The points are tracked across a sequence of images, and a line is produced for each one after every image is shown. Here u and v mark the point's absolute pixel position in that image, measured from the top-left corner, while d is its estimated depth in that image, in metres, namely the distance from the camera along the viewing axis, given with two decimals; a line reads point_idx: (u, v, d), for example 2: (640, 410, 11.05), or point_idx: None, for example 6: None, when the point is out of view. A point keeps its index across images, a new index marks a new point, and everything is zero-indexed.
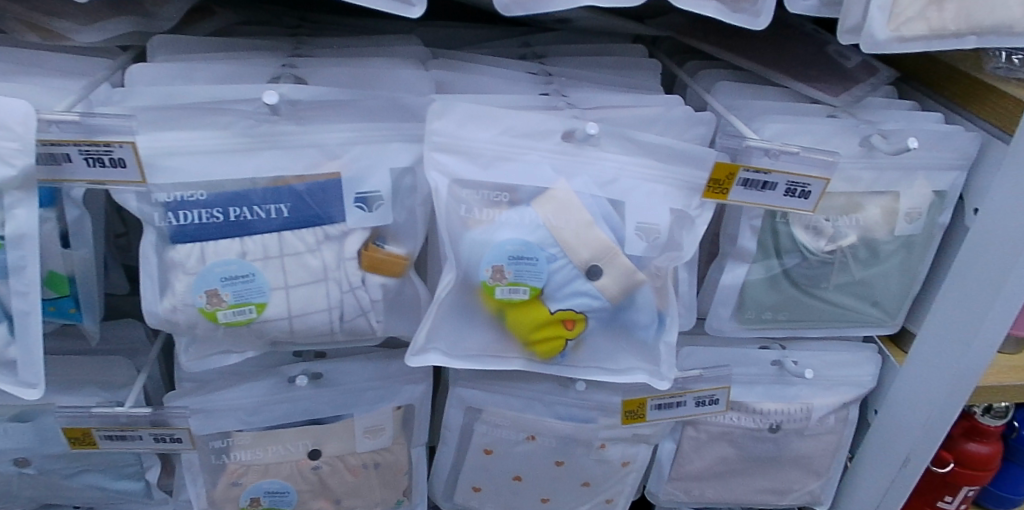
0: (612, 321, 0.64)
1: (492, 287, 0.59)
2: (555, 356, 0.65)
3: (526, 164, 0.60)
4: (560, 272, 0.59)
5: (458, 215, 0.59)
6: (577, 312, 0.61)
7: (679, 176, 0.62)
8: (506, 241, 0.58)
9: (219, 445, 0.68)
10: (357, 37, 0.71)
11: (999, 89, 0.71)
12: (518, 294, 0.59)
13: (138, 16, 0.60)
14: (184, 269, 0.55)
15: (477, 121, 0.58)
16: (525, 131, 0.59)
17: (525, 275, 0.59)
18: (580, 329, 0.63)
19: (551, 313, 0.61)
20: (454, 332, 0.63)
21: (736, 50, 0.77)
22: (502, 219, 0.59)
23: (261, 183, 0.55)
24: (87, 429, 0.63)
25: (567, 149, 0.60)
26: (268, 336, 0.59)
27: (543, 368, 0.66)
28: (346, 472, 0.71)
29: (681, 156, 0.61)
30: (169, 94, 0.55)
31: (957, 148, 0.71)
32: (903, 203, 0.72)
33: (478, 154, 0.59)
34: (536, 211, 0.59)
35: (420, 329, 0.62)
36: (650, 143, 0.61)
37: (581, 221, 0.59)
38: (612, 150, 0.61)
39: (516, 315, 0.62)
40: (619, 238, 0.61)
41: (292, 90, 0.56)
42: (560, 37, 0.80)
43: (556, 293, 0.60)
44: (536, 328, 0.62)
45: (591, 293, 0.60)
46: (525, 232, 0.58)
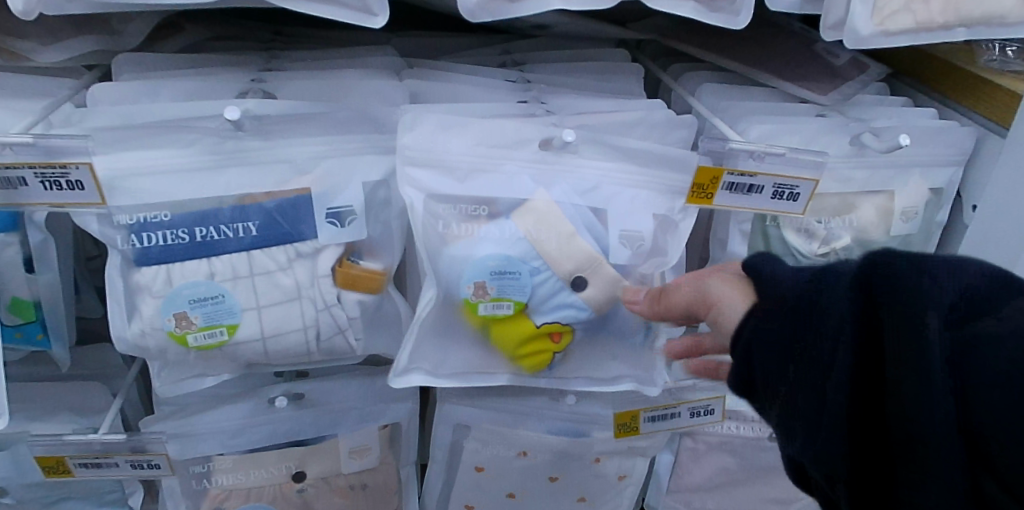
0: (602, 332, 0.62)
1: (475, 303, 0.57)
2: (542, 370, 0.62)
3: (504, 176, 0.58)
4: (544, 285, 0.58)
5: (437, 232, 0.57)
6: (563, 324, 0.59)
7: (663, 179, 0.60)
8: (487, 256, 0.56)
9: (201, 469, 0.66)
10: (331, 49, 0.71)
11: (992, 82, 0.69)
12: (502, 309, 0.58)
13: (104, 34, 0.61)
14: (151, 292, 0.54)
15: (451, 134, 0.57)
16: (501, 141, 0.58)
17: (509, 290, 0.57)
18: (568, 341, 0.61)
19: (537, 327, 0.59)
20: (437, 352, 0.61)
21: (720, 50, 0.76)
22: (483, 234, 0.57)
23: (228, 202, 0.54)
24: (62, 457, 0.61)
25: (545, 157, 0.58)
26: (243, 359, 0.57)
27: (531, 383, 0.64)
28: (334, 494, 0.69)
29: (664, 159, 0.59)
30: (130, 114, 0.55)
31: (953, 143, 0.69)
32: (898, 202, 0.69)
33: (454, 168, 0.57)
34: (517, 224, 0.57)
35: (402, 350, 0.60)
36: (629, 146, 0.59)
37: (564, 231, 0.57)
38: (591, 155, 0.59)
39: (500, 331, 0.59)
40: (602, 246, 0.59)
41: (258, 105, 0.55)
42: (541, 43, 0.79)
43: (540, 307, 0.58)
44: (522, 343, 0.59)
45: (577, 305, 0.59)
46: (507, 247, 0.57)
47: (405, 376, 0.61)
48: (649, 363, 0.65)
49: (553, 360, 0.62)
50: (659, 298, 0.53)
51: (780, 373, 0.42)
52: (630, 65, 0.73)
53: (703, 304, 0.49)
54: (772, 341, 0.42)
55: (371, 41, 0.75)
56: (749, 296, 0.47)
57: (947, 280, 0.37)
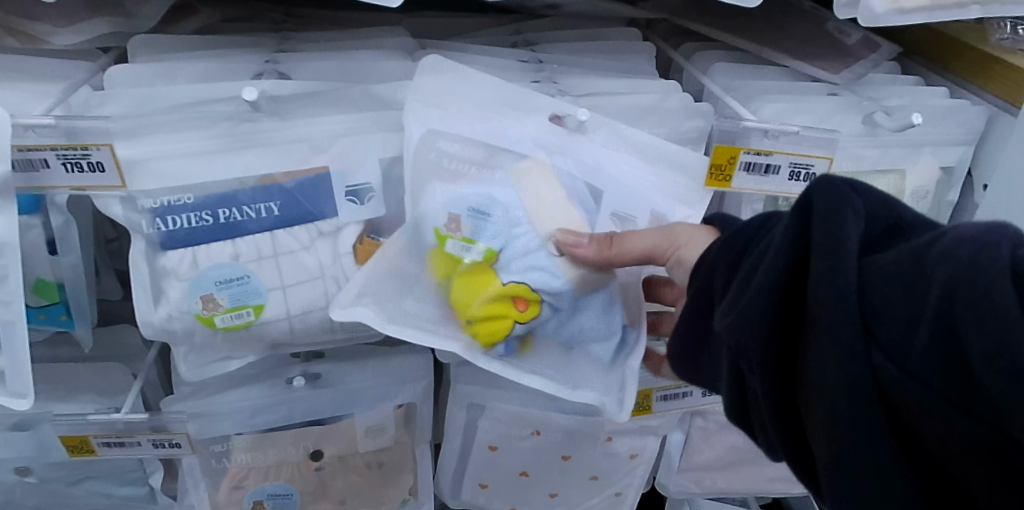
0: (573, 321, 0.57)
1: (444, 237, 0.54)
2: (498, 346, 0.57)
3: (509, 133, 0.57)
4: (519, 240, 0.55)
5: (424, 160, 0.55)
6: (533, 289, 0.55)
7: (667, 180, 0.60)
8: (467, 191, 0.55)
9: (220, 449, 0.68)
10: (343, 30, 0.70)
11: (1004, 60, 0.69)
12: (470, 253, 0.54)
13: (119, 16, 0.61)
14: (177, 275, 0.54)
15: (462, 92, 0.58)
16: (511, 103, 0.58)
17: (482, 231, 0.54)
18: (534, 315, 0.56)
19: (503, 285, 0.54)
20: (391, 294, 0.56)
21: (732, 29, 0.75)
22: (472, 176, 0.56)
23: (249, 182, 0.54)
24: (85, 437, 0.63)
25: (555, 132, 0.58)
26: (269, 339, 0.58)
27: (482, 363, 0.57)
28: (349, 472, 0.71)
29: (671, 157, 0.60)
30: (148, 96, 0.55)
31: (964, 122, 0.69)
32: (909, 181, 0.69)
33: (459, 119, 0.57)
34: (510, 176, 0.56)
35: (347, 285, 0.55)
36: (641, 135, 0.60)
37: (556, 196, 0.56)
38: (603, 139, 0.59)
39: (463, 282, 0.55)
40: (590, 220, 0.57)
41: (273, 86, 0.57)
42: (552, 23, 0.79)
43: (511, 263, 0.55)
44: (484, 300, 0.55)
45: (553, 270, 0.55)
46: (491, 189, 0.56)
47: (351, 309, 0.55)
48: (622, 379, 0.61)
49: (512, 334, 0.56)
50: (614, 240, 0.54)
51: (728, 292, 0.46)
52: (642, 45, 0.73)
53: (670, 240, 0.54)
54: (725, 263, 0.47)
55: (382, 22, 0.75)
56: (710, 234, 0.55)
57: (869, 195, 0.39)
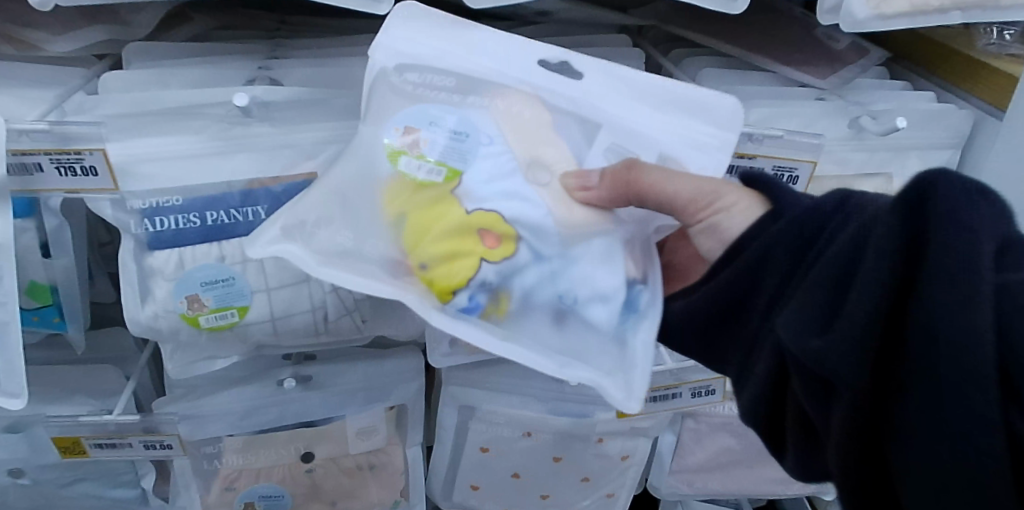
0: (556, 273, 0.49)
1: (398, 152, 0.50)
2: (457, 296, 0.48)
3: (487, 66, 0.55)
4: (489, 161, 0.51)
5: (388, 83, 0.53)
6: (503, 219, 0.49)
7: (677, 127, 0.55)
8: (429, 107, 0.52)
9: (212, 450, 0.68)
10: (336, 37, 0.71)
11: (988, 64, 0.70)
12: (429, 172, 0.50)
13: (114, 24, 0.62)
14: (163, 275, 0.55)
15: (440, 32, 0.55)
16: (493, 45, 0.55)
17: (442, 149, 0.51)
18: (505, 254, 0.49)
19: (465, 215, 0.49)
20: (329, 224, 0.49)
21: (720, 36, 0.76)
22: (435, 99, 0.53)
23: (237, 185, 0.55)
24: (77, 438, 0.64)
25: (538, 74, 0.55)
26: (252, 340, 0.59)
27: (439, 324, 0.47)
28: (341, 474, 0.71)
29: (679, 104, 0.56)
30: (141, 99, 0.56)
31: (950, 126, 0.70)
32: (896, 184, 0.70)
33: (433, 53, 0.54)
34: (481, 100, 0.53)
35: (273, 219, 0.48)
36: (642, 80, 0.56)
37: (538, 120, 0.53)
38: (597, 84, 0.56)
39: (417, 215, 0.49)
40: (575, 151, 0.53)
41: (265, 92, 0.56)
42: (543, 30, 0.80)
43: (477, 192, 0.50)
44: (445, 234, 0.48)
45: (525, 199, 0.50)
46: (461, 110, 0.52)
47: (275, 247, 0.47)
48: (626, 356, 0.50)
49: (474, 277, 0.48)
50: (631, 173, 0.50)
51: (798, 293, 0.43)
52: (631, 51, 0.74)
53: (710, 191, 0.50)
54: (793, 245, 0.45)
55: (374, 29, 0.76)
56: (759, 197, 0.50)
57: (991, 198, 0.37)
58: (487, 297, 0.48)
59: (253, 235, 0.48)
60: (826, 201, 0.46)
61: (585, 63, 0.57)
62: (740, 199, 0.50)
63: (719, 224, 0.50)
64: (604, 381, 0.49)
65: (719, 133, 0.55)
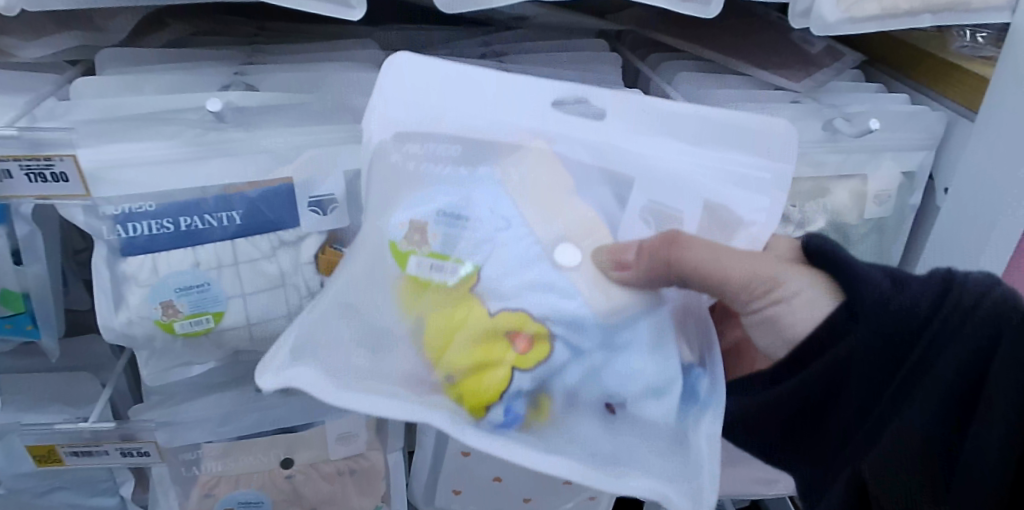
0: (594, 370, 0.50)
1: (407, 253, 0.52)
2: (488, 412, 0.48)
3: (496, 118, 0.54)
4: (512, 247, 0.52)
5: (387, 164, 0.54)
6: (531, 318, 0.50)
7: (723, 161, 0.54)
8: (435, 192, 0.53)
9: (189, 457, 0.68)
10: (313, 42, 0.72)
11: (961, 67, 0.70)
12: (446, 271, 0.51)
13: (87, 30, 0.62)
14: (137, 281, 0.55)
15: (440, 79, 0.54)
16: (497, 89, 0.54)
17: (456, 242, 0.52)
18: (537, 356, 0.50)
19: (489, 317, 0.50)
20: (343, 348, 0.50)
21: (697, 41, 0.77)
22: (444, 175, 0.54)
23: (211, 191, 0.55)
24: (52, 447, 0.64)
25: (553, 117, 0.54)
26: (228, 345, 0.59)
27: (473, 441, 0.47)
28: (321, 480, 0.71)
29: (719, 134, 0.55)
30: (113, 106, 0.56)
31: (924, 128, 0.71)
32: (870, 186, 0.71)
33: (431, 115, 0.54)
34: (493, 169, 0.54)
35: (281, 343, 0.50)
36: (673, 111, 0.54)
37: (558, 185, 0.53)
38: (621, 122, 0.55)
39: (438, 321, 0.50)
40: (608, 216, 0.53)
41: (241, 97, 0.57)
42: (521, 35, 0.80)
43: (497, 287, 0.51)
44: (471, 342, 0.49)
45: (557, 288, 0.51)
46: (468, 188, 0.53)
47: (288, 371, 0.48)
48: (687, 456, 0.49)
49: (508, 387, 0.49)
50: (671, 251, 0.50)
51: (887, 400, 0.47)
52: (609, 55, 0.74)
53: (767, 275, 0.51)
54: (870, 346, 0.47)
55: (352, 35, 0.76)
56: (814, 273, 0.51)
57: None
58: (525, 407, 0.49)
59: (267, 361, 0.49)
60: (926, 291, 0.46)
61: (602, 98, 0.55)
62: (805, 283, 0.51)
63: (783, 304, 0.51)
64: (666, 490, 0.48)
65: (767, 162, 0.54)
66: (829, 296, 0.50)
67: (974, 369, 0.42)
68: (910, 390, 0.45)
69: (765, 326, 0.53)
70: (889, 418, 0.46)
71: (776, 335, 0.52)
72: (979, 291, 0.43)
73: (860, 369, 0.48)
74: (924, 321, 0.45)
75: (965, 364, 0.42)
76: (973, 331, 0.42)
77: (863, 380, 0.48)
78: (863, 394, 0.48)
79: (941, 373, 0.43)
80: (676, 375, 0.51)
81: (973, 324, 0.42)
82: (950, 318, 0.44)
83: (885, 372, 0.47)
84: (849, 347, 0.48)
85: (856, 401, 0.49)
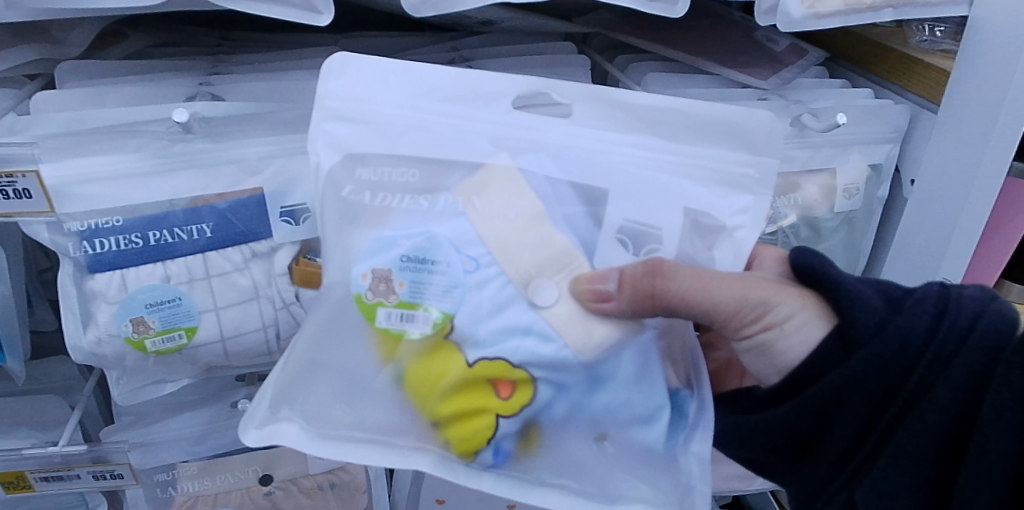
0: (582, 402, 0.52)
1: (374, 305, 0.51)
2: (478, 454, 0.51)
3: (454, 128, 0.53)
4: (490, 286, 0.51)
5: (338, 197, 0.52)
6: (512, 366, 0.50)
7: (700, 160, 0.55)
8: (397, 234, 0.52)
9: (166, 478, 0.67)
10: (276, 52, 0.70)
11: (923, 61, 0.72)
12: (417, 322, 0.50)
13: (46, 43, 0.61)
14: (105, 298, 0.54)
15: (393, 87, 0.54)
16: (453, 94, 0.54)
17: (425, 289, 0.51)
18: (521, 401, 0.51)
19: (469, 367, 0.50)
20: (324, 400, 0.51)
21: (664, 41, 0.77)
22: (403, 207, 0.52)
23: (180, 204, 0.54)
24: (20, 472, 0.63)
25: (517, 120, 0.54)
26: (203, 361, 0.58)
27: (466, 482, 0.51)
28: (301, 495, 0.70)
29: (692, 128, 0.55)
30: (75, 119, 0.54)
31: (887, 121, 0.72)
32: (840, 179, 0.72)
33: (386, 130, 0.53)
34: (454, 196, 0.52)
35: (259, 397, 0.51)
36: (642, 107, 0.55)
37: (529, 212, 0.52)
38: (585, 120, 0.55)
39: (418, 369, 0.50)
40: (582, 241, 0.53)
41: (207, 107, 0.55)
42: (488, 40, 0.80)
43: (475, 330, 0.51)
44: (452, 391, 0.50)
45: (543, 331, 0.50)
46: (431, 223, 0.52)
47: (270, 428, 0.51)
48: (677, 477, 0.54)
49: (495, 432, 0.51)
50: (652, 288, 0.50)
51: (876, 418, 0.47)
52: (576, 57, 0.74)
53: (755, 303, 0.51)
54: (854, 375, 0.47)
55: (317, 43, 0.75)
56: (806, 297, 0.52)
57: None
58: (515, 443, 0.52)
59: (247, 416, 0.51)
60: (927, 298, 0.47)
61: (562, 95, 0.55)
62: (796, 309, 0.51)
63: (774, 331, 0.51)
64: None
65: (750, 157, 0.55)
66: (822, 320, 0.50)
67: (966, 397, 0.44)
68: (906, 418, 0.46)
69: (759, 352, 0.53)
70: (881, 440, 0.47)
71: (768, 361, 0.53)
72: (973, 311, 0.45)
73: (853, 400, 0.48)
74: (920, 348, 0.46)
75: (960, 393, 0.44)
76: (966, 356, 0.44)
77: (856, 407, 0.48)
78: (856, 423, 0.48)
79: (937, 400, 0.44)
80: (664, 404, 0.53)
81: (967, 353, 0.44)
82: (944, 344, 0.45)
83: (879, 400, 0.47)
84: (843, 373, 0.48)
85: (848, 429, 0.48)
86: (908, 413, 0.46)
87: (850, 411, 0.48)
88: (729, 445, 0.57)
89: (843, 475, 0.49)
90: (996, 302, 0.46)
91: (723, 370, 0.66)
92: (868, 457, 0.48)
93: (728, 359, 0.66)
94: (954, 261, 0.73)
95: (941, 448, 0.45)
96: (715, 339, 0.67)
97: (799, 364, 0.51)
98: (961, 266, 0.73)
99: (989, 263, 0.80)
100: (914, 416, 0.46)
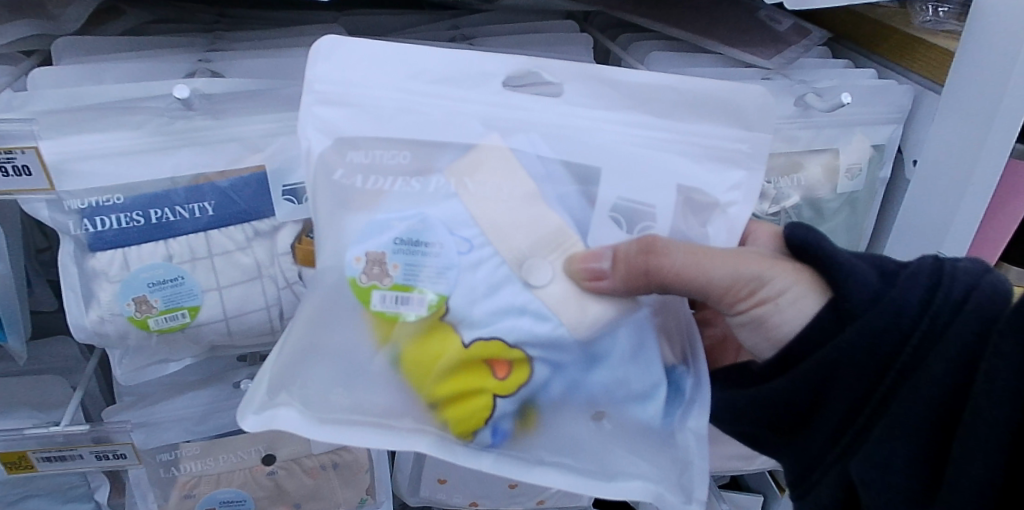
0: (580, 381, 0.52)
1: (369, 289, 0.51)
2: (478, 434, 0.51)
3: (448, 108, 0.53)
4: (483, 267, 0.51)
5: (330, 181, 0.51)
6: (508, 346, 0.50)
7: (694, 137, 0.55)
8: (390, 217, 0.51)
9: (168, 458, 0.67)
10: (276, 29, 0.69)
11: (927, 41, 0.71)
12: (413, 304, 0.50)
13: (42, 19, 0.60)
14: (107, 277, 0.54)
15: (387, 67, 0.53)
16: (452, 72, 0.53)
17: (419, 271, 0.50)
18: (519, 380, 0.51)
19: (466, 348, 0.50)
20: (321, 384, 0.51)
21: (666, 19, 0.77)
22: (395, 190, 0.52)
23: (181, 182, 0.54)
24: (23, 452, 0.63)
25: (514, 101, 0.54)
26: (205, 341, 0.58)
27: (465, 462, 0.51)
28: (303, 474, 0.70)
29: (684, 104, 0.55)
30: (73, 95, 0.54)
31: (890, 101, 0.72)
32: (842, 159, 0.71)
33: (378, 111, 0.53)
34: (446, 178, 0.52)
35: (257, 383, 0.51)
36: (638, 85, 0.54)
37: (522, 192, 0.52)
38: (579, 99, 0.54)
39: (414, 349, 0.50)
40: (576, 221, 0.53)
41: (207, 84, 0.55)
42: (489, 18, 0.79)
43: (469, 311, 0.50)
44: (448, 372, 0.50)
45: (537, 311, 0.50)
46: (424, 206, 0.51)
47: (269, 413, 0.50)
48: (675, 453, 0.54)
49: (493, 412, 0.51)
50: (647, 265, 0.50)
51: (872, 391, 0.47)
52: (578, 35, 0.73)
53: (750, 277, 0.51)
54: (847, 349, 0.47)
55: (317, 21, 0.74)
56: (801, 271, 0.52)
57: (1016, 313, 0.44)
58: (513, 423, 0.52)
59: (245, 403, 0.50)
60: (921, 270, 0.47)
61: (559, 73, 0.54)
62: (789, 283, 0.51)
63: (768, 306, 0.51)
64: (662, 489, 0.53)
65: (743, 133, 0.55)
66: (816, 294, 0.50)
67: (961, 366, 0.44)
68: (901, 389, 0.46)
69: (753, 326, 0.53)
70: (878, 413, 0.47)
71: (763, 335, 0.53)
72: (966, 282, 0.46)
73: (849, 372, 0.48)
74: (914, 320, 0.46)
75: (953, 364, 0.44)
76: (959, 326, 0.44)
77: (851, 381, 0.48)
78: (851, 394, 0.48)
79: (931, 371, 0.45)
80: (660, 381, 0.53)
81: (961, 322, 0.44)
82: (938, 315, 0.45)
83: (873, 372, 0.47)
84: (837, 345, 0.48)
85: (844, 400, 0.48)
86: (903, 383, 0.46)
87: (846, 383, 0.48)
88: (727, 421, 0.57)
89: (838, 447, 0.49)
90: (990, 274, 0.46)
91: (718, 345, 0.66)
92: (862, 427, 0.48)
93: (724, 335, 0.66)
94: (957, 243, 0.73)
95: (935, 422, 0.44)
96: (711, 316, 0.67)
97: (794, 337, 0.51)
98: (963, 248, 0.73)
99: (990, 243, 0.80)
100: (909, 386, 0.46)
